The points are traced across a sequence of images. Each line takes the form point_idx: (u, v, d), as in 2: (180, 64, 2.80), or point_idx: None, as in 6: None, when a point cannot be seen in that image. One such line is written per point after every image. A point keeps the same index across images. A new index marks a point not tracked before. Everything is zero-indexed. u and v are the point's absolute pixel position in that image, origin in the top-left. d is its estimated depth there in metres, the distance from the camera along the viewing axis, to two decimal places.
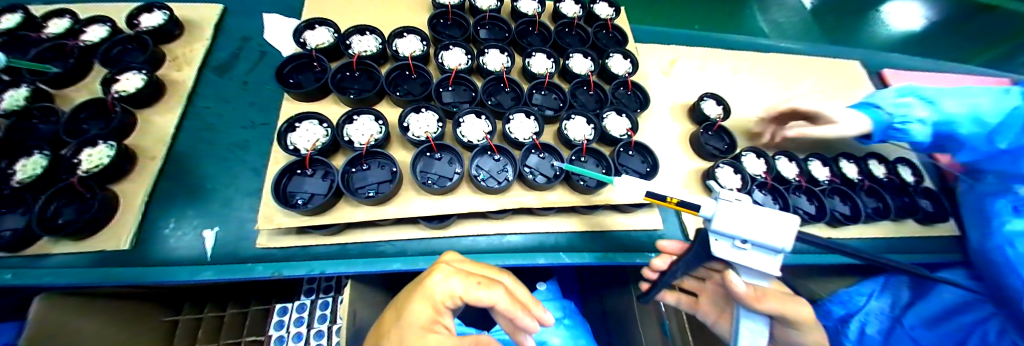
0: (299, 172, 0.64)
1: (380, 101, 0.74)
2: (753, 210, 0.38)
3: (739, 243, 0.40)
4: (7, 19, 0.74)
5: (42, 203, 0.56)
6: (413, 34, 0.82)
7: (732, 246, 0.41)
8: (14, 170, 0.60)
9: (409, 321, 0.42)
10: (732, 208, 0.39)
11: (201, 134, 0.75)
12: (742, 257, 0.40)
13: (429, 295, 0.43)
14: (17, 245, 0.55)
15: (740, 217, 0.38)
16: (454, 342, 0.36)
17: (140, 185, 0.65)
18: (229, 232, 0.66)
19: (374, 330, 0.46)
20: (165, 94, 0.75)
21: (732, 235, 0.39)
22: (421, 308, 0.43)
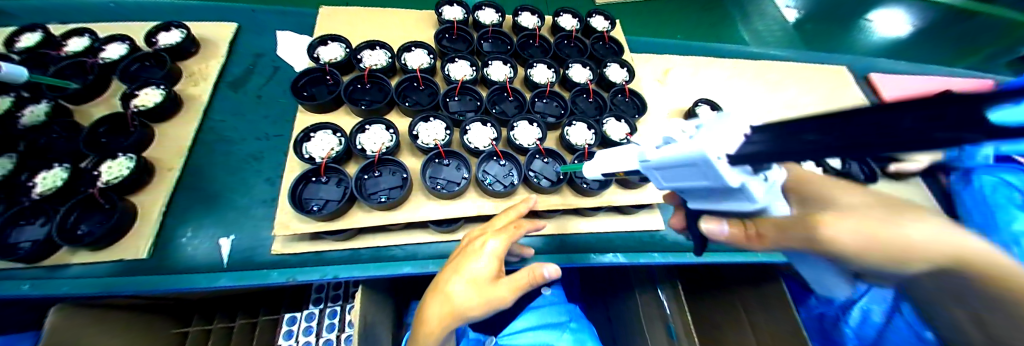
0: (314, 179, 0.66)
1: (390, 112, 0.77)
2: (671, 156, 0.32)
3: (698, 190, 0.34)
4: (29, 39, 0.77)
5: (64, 214, 0.58)
6: (420, 48, 0.86)
7: (697, 193, 0.35)
8: (35, 182, 0.63)
9: (478, 281, 0.54)
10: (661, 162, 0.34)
11: (217, 145, 0.78)
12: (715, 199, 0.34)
13: (493, 255, 0.56)
14: (38, 256, 0.57)
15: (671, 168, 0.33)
16: (534, 275, 0.54)
17: (158, 196, 0.67)
18: (243, 240, 0.68)
19: (443, 307, 0.54)
20: (182, 109, 0.78)
21: (685, 186, 0.35)
22: (489, 265, 0.56)
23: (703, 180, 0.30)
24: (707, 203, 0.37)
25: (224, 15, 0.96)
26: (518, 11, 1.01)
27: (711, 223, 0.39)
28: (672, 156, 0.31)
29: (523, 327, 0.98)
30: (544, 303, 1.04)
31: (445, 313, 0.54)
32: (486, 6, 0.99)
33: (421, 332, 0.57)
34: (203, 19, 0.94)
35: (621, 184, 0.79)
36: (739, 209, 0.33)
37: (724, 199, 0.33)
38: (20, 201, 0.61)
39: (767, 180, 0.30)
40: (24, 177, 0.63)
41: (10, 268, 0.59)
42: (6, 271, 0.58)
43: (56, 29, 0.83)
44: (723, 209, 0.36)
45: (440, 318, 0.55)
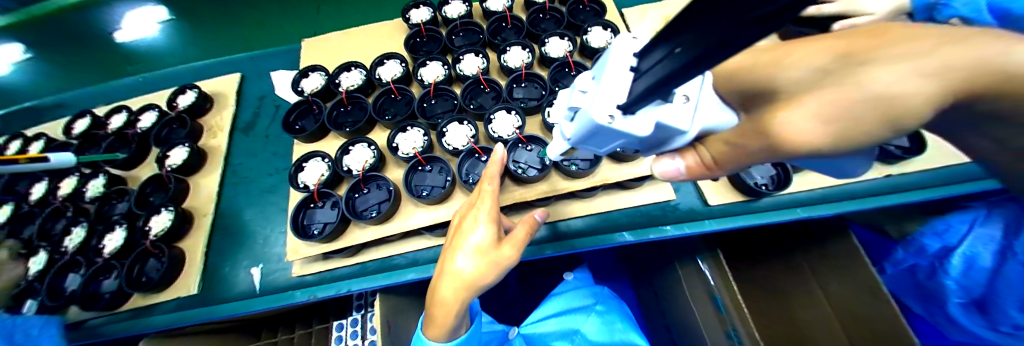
0: (313, 205, 0.72)
1: (373, 129, 0.80)
2: (593, 132, 0.30)
3: (638, 143, 0.32)
4: (81, 124, 0.94)
5: (128, 266, 0.71)
6: (393, 59, 0.87)
7: (639, 144, 0.33)
8: (103, 244, 0.77)
9: (480, 247, 0.54)
10: (589, 138, 0.32)
11: (239, 186, 0.87)
12: (659, 139, 0.32)
13: (487, 218, 0.55)
14: (117, 301, 0.71)
15: (601, 139, 0.31)
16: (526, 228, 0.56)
17: (198, 239, 0.78)
18: (270, 267, 0.77)
19: (457, 284, 0.53)
20: (207, 160, 0.88)
21: (623, 144, 0.32)
22: (483, 230, 0.55)
23: (621, 138, 0.29)
24: (652, 145, 0.36)
25: (229, 68, 1.05)
26: None
27: (667, 163, 0.39)
28: (582, 130, 0.31)
29: (547, 317, 0.96)
30: (568, 288, 1.02)
31: (462, 287, 0.53)
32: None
33: (438, 315, 0.55)
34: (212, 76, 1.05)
35: (616, 159, 0.73)
36: (674, 140, 0.32)
37: (658, 137, 0.32)
38: (95, 260, 0.75)
39: (681, 101, 0.29)
40: (94, 241, 0.77)
41: (99, 315, 0.73)
42: (102, 317, 0.73)
43: (103, 111, 0.98)
44: (669, 145, 0.35)
45: (458, 295, 0.54)
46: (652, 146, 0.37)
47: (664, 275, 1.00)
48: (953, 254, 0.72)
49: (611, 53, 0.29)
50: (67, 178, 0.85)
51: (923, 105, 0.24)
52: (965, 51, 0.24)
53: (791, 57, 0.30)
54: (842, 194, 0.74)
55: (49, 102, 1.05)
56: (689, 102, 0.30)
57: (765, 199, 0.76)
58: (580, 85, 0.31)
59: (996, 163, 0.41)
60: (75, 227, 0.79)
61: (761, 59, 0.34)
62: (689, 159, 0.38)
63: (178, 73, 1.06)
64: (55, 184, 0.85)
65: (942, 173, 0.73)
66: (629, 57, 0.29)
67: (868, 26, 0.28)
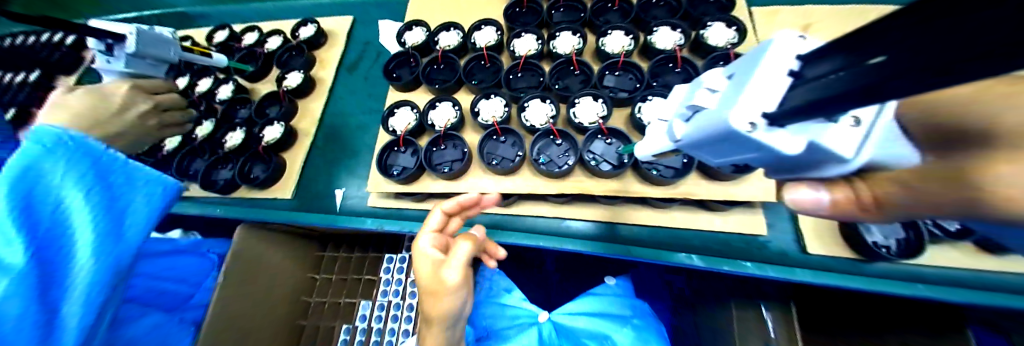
0: (396, 149, 0.79)
1: (459, 90, 0.83)
2: (717, 141, 0.27)
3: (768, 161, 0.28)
4: (220, 35, 1.14)
5: (242, 161, 0.89)
6: (490, 25, 0.88)
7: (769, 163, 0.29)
8: (225, 139, 0.95)
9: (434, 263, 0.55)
10: (706, 146, 0.29)
11: (338, 117, 1.00)
12: (800, 162, 0.27)
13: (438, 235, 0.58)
14: (230, 188, 0.90)
15: (723, 150, 0.28)
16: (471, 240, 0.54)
17: (299, 152, 0.93)
18: (353, 192, 0.90)
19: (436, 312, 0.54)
20: (315, 87, 1.01)
21: (749, 159, 0.29)
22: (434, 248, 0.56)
23: (754, 150, 0.26)
24: (779, 168, 0.30)
25: (344, 10, 1.17)
26: None
27: (805, 191, 0.31)
28: (699, 133, 0.28)
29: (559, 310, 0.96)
30: (607, 292, 1.00)
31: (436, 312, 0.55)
32: None
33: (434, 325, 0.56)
34: (331, 15, 1.17)
35: (707, 175, 0.66)
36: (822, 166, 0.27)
37: (803, 162, 0.27)
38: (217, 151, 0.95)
39: (848, 124, 0.23)
40: (218, 135, 0.96)
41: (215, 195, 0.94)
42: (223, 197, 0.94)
43: (240, 28, 1.17)
44: (805, 170, 0.29)
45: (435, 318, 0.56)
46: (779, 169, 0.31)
47: (714, 311, 0.91)
48: None
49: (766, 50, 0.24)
50: (207, 79, 1.07)
51: None
52: None
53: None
54: (977, 282, 0.62)
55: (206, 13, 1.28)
56: (858, 126, 0.24)
57: (877, 262, 0.65)
58: (711, 84, 0.28)
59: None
60: (206, 122, 1.00)
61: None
62: (837, 194, 0.30)
63: (303, 8, 1.21)
64: (196, 81, 1.08)
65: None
66: (790, 58, 0.24)
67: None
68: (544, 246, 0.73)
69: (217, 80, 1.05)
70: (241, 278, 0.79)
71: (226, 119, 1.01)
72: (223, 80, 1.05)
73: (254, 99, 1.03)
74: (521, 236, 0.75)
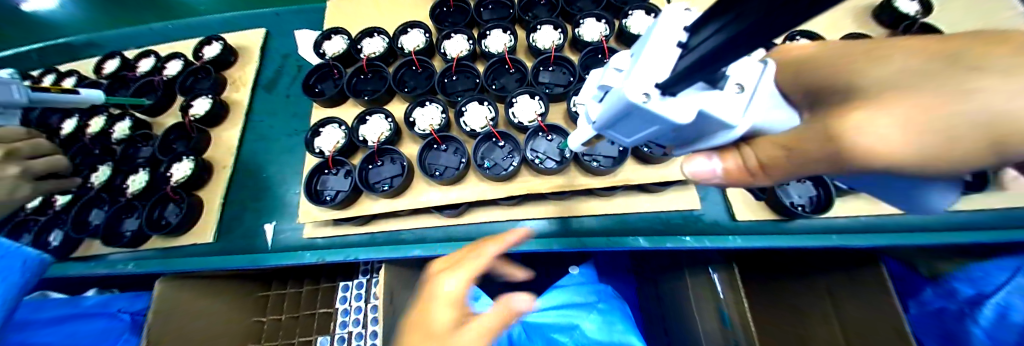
0: (326, 171, 0.72)
1: (391, 99, 0.77)
2: (623, 116, 0.26)
3: (670, 134, 0.28)
4: (111, 65, 0.97)
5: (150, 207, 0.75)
6: (417, 28, 0.83)
7: (672, 135, 0.29)
8: (126, 185, 0.82)
9: (438, 331, 0.46)
10: (616, 122, 0.28)
11: (259, 143, 0.89)
12: (696, 132, 0.27)
13: (444, 296, 0.49)
14: (136, 241, 0.77)
15: (630, 125, 0.27)
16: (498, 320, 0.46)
17: (217, 186, 0.81)
18: (284, 225, 0.80)
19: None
20: (228, 113, 0.89)
21: (654, 133, 0.28)
22: (441, 313, 0.48)
23: (655, 123, 0.25)
24: (682, 142, 0.31)
25: (254, 22, 1.04)
26: None
27: (701, 163, 0.32)
28: (607, 112, 0.27)
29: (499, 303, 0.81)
30: (570, 283, 1.00)
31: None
32: None
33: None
34: (239, 29, 1.04)
35: (640, 159, 0.69)
36: (712, 137, 0.27)
37: (699, 131, 0.27)
38: (116, 199, 0.81)
39: (733, 92, 0.25)
40: (118, 180, 0.82)
41: (123, 251, 0.79)
42: (134, 252, 0.80)
43: (132, 53, 1.01)
44: (701, 143, 0.29)
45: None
46: (682, 142, 0.31)
47: (677, 281, 0.93)
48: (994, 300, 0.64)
49: (656, 27, 0.25)
50: (97, 117, 0.89)
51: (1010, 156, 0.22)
52: None
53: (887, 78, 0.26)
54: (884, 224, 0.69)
55: (80, 41, 1.08)
56: (743, 92, 0.25)
57: (798, 221, 0.70)
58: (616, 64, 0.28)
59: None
60: (99, 167, 0.85)
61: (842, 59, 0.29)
62: (730, 163, 0.30)
63: (204, 22, 1.05)
64: (87, 121, 0.90)
65: (1010, 215, 0.66)
66: (678, 31, 0.24)
67: (972, 34, 0.23)
68: None
69: (109, 118, 0.87)
70: (171, 332, 0.72)
71: (127, 160, 0.85)
72: (117, 116, 0.87)
73: (159, 134, 0.87)
74: None
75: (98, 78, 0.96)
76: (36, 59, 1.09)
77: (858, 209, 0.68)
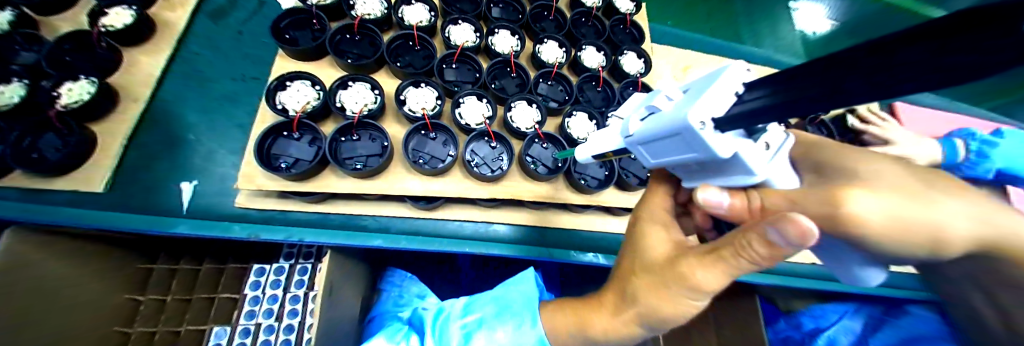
0: (285, 134, 0.61)
1: (379, 71, 0.70)
2: (667, 137, 0.30)
3: (692, 164, 0.32)
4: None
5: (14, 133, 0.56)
6: (420, 2, 0.77)
7: (693, 165, 0.33)
8: None
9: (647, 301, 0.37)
10: (654, 141, 0.32)
11: (190, 81, 0.72)
12: (714, 168, 0.32)
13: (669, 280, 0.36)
14: None
15: (667, 147, 0.32)
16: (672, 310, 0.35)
17: (123, 123, 0.64)
18: (210, 186, 0.66)
19: (793, 238, 0.24)
20: (153, 34, 0.71)
21: (682, 160, 0.32)
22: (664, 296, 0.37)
23: (694, 151, 0.28)
24: (698, 176, 0.34)
25: None
26: None
27: (712, 193, 0.32)
28: (653, 130, 0.31)
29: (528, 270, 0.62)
30: None
31: (764, 247, 0.27)
32: None
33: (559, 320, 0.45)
34: None
35: (620, 185, 0.75)
36: (728, 180, 0.31)
37: (718, 172, 0.32)
38: None
39: (762, 147, 0.29)
40: None
41: None
42: None
43: None
44: (715, 181, 0.33)
45: (750, 252, 0.28)
46: (697, 169, 0.34)
47: None
48: (824, 333, 0.85)
49: (722, 74, 0.28)
50: None
51: (926, 243, 0.30)
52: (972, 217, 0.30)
53: (869, 164, 0.32)
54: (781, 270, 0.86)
55: None
56: (767, 150, 0.29)
57: None
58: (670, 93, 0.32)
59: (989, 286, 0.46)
60: None
61: (827, 147, 0.36)
62: (736, 200, 0.32)
63: None
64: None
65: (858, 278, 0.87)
66: (737, 84, 0.29)
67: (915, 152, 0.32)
68: (468, 252, 0.69)
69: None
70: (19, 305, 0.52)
71: None
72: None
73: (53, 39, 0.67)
74: (442, 243, 0.69)
75: None
76: None
77: None
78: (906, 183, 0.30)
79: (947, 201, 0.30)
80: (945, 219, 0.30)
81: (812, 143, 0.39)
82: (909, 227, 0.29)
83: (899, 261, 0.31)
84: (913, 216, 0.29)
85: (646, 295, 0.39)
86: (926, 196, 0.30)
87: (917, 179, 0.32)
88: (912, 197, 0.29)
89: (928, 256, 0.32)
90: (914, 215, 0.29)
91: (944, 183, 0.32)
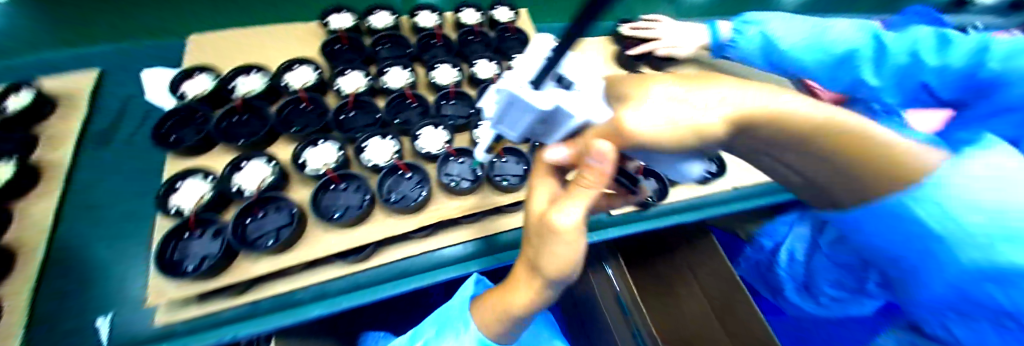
0: (186, 235, 0.59)
1: (276, 142, 0.70)
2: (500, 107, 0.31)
3: (537, 125, 0.33)
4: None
5: None
6: (305, 65, 0.78)
7: (540, 127, 0.34)
8: None
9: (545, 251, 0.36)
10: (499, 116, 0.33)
11: (90, 214, 0.70)
12: (554, 124, 0.33)
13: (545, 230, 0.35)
14: None
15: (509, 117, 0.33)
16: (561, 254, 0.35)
17: (16, 279, 0.61)
18: (124, 314, 0.61)
19: (597, 151, 0.30)
20: (38, 179, 0.69)
21: (528, 125, 0.33)
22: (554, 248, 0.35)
23: (527, 115, 0.30)
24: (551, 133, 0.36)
25: (86, 64, 0.85)
26: (416, 10, 0.92)
27: (555, 150, 0.37)
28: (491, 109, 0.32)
29: (468, 277, 0.67)
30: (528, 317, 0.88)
31: (591, 168, 0.32)
32: (379, 9, 0.91)
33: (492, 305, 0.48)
34: (60, 71, 0.83)
35: None
36: (569, 128, 0.33)
37: (559, 125, 0.33)
38: None
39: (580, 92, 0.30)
40: None
41: None
42: None
43: None
44: (564, 133, 0.35)
45: (586, 176, 0.33)
46: (547, 131, 0.35)
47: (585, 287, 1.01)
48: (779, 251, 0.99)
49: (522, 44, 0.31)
50: None
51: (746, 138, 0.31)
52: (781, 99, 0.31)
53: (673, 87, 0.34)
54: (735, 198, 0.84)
55: None
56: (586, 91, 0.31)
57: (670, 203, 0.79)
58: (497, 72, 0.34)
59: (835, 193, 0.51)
60: None
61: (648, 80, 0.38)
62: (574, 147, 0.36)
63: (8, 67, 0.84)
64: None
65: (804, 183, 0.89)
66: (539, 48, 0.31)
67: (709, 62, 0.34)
68: (417, 287, 0.67)
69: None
70: None
71: None
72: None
73: None
74: (388, 287, 0.66)
75: None
76: None
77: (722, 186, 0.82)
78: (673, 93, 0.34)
79: (713, 96, 0.33)
80: (713, 110, 0.31)
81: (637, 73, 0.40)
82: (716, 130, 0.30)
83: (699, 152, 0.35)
84: (674, 115, 0.31)
85: (535, 258, 0.39)
86: (689, 96, 0.33)
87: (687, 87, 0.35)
88: (675, 101, 0.33)
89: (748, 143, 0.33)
90: (677, 114, 0.31)
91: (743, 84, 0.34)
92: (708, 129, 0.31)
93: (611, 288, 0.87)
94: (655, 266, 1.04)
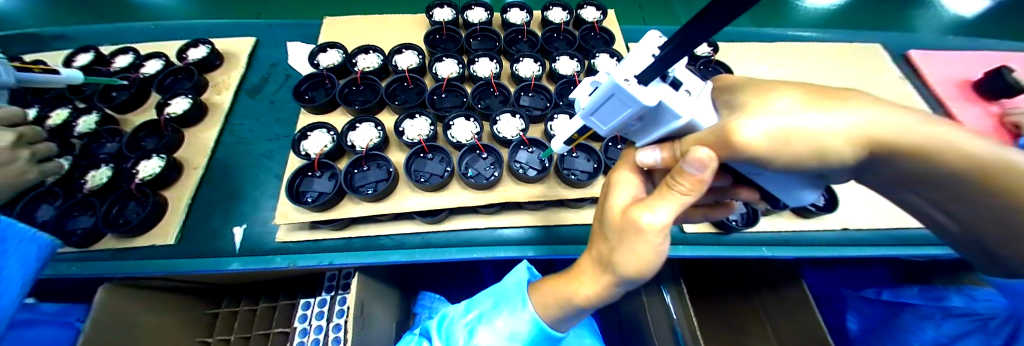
0: (310, 174, 0.74)
1: (381, 111, 0.83)
2: (607, 102, 0.35)
3: (633, 120, 0.38)
4: (83, 58, 1.03)
5: (108, 205, 0.74)
6: (410, 50, 0.91)
7: (633, 123, 0.40)
8: (85, 180, 0.81)
9: (626, 245, 0.41)
10: (599, 111, 0.38)
11: (235, 145, 0.90)
12: (650, 121, 0.38)
13: (629, 229, 0.40)
14: (89, 239, 0.72)
15: (609, 113, 0.38)
16: (644, 250, 0.40)
17: (185, 187, 0.80)
18: (253, 229, 0.78)
19: (697, 157, 0.32)
20: (207, 114, 0.91)
21: (626, 121, 0.38)
22: (636, 246, 0.40)
23: (627, 108, 0.34)
24: (646, 133, 0.42)
25: (247, 32, 1.11)
26: (507, 8, 1.03)
27: (648, 154, 0.43)
28: (594, 101, 0.36)
29: (521, 261, 0.72)
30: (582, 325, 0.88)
31: (687, 175, 0.34)
32: (475, 6, 1.03)
33: (556, 290, 0.57)
34: (230, 37, 1.10)
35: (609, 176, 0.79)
36: (668, 128, 0.38)
37: (660, 121, 0.37)
38: (72, 195, 0.80)
39: (685, 95, 0.35)
40: (76, 174, 0.82)
41: (69, 248, 0.74)
42: (64, 253, 0.74)
43: (109, 51, 1.08)
44: (659, 134, 0.40)
45: (681, 183, 0.35)
46: (643, 126, 0.40)
47: (635, 302, 1.03)
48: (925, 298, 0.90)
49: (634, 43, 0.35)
50: (82, 115, 0.91)
51: (845, 157, 0.33)
52: (902, 124, 0.31)
53: (770, 92, 0.37)
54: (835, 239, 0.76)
55: (56, 33, 1.14)
56: (690, 96, 0.36)
57: (733, 234, 0.76)
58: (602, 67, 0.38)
59: (939, 232, 0.46)
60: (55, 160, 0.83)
61: (742, 88, 0.41)
62: (666, 153, 0.40)
63: (204, 33, 1.15)
64: (45, 113, 0.91)
65: (912, 235, 0.78)
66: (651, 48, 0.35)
67: (810, 87, 0.36)
68: (479, 257, 0.74)
69: (73, 111, 0.90)
70: (110, 337, 0.67)
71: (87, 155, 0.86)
72: (82, 110, 0.91)
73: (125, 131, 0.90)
74: (455, 253, 0.74)
75: (67, 69, 1.01)
76: (26, 41, 1.13)
77: (810, 222, 0.76)
78: (792, 99, 0.35)
79: (851, 107, 0.33)
80: (837, 127, 0.32)
81: (728, 84, 0.44)
82: (821, 145, 0.32)
83: (819, 169, 0.35)
84: (792, 127, 0.32)
85: (614, 251, 0.44)
86: (812, 105, 0.34)
87: (811, 103, 0.34)
88: (797, 108, 0.34)
89: (867, 159, 0.34)
90: (798, 125, 0.32)
91: (868, 95, 0.35)
92: (831, 143, 0.32)
93: (668, 317, 0.82)
94: (726, 304, 0.99)
